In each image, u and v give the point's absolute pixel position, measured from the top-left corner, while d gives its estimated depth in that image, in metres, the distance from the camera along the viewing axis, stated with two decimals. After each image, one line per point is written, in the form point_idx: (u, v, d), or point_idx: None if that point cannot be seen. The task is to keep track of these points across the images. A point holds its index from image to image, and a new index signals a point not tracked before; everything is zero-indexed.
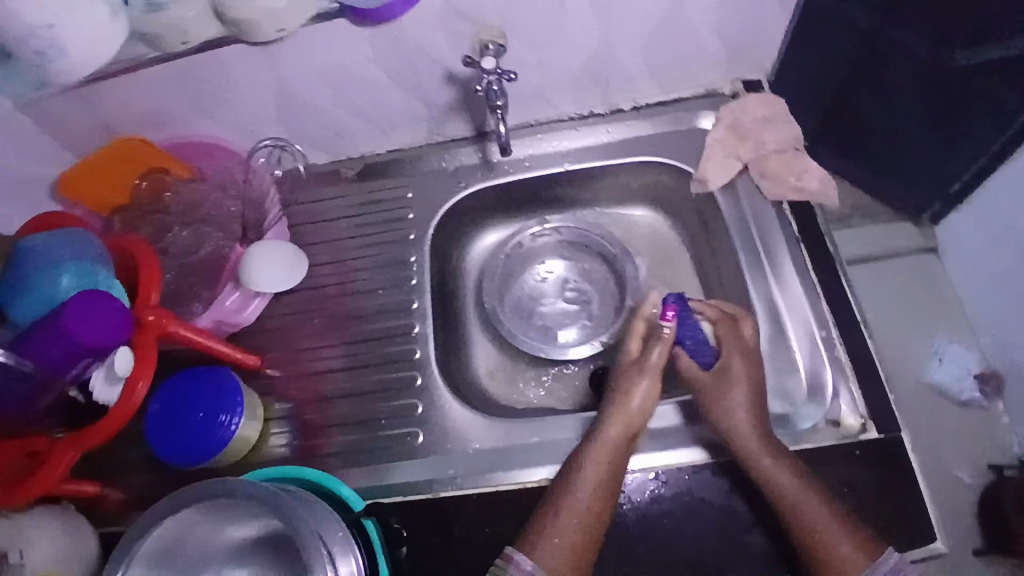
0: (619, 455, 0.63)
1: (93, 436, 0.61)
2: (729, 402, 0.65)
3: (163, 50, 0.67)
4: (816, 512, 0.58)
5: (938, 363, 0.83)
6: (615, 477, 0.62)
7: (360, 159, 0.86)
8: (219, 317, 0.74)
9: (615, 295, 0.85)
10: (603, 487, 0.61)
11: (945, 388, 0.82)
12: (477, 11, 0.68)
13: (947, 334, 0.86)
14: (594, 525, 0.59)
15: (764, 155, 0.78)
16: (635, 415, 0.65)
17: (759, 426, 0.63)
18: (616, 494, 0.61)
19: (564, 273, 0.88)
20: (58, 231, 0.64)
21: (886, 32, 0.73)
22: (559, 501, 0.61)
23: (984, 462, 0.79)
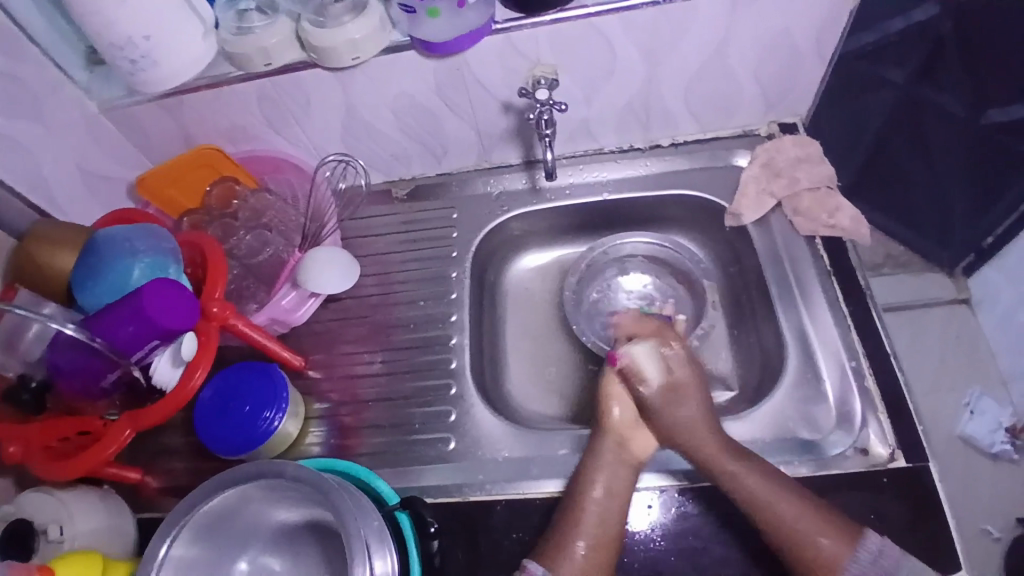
0: (614, 479, 0.65)
1: (151, 416, 0.65)
2: (674, 411, 0.70)
3: (245, 71, 0.73)
4: (785, 508, 0.62)
5: (971, 416, 0.92)
6: (621, 498, 0.65)
7: (411, 181, 0.92)
8: (274, 315, 0.78)
9: (681, 290, 0.90)
10: (605, 511, 0.63)
11: (976, 441, 0.91)
12: (532, 49, 0.74)
13: (980, 387, 0.94)
14: (611, 532, 0.63)
15: (797, 193, 0.81)
16: (627, 432, 0.70)
17: (720, 436, 0.67)
18: (622, 513, 0.64)
19: (630, 282, 0.91)
20: (134, 226, 0.70)
21: (922, 91, 0.82)
22: (571, 518, 0.63)
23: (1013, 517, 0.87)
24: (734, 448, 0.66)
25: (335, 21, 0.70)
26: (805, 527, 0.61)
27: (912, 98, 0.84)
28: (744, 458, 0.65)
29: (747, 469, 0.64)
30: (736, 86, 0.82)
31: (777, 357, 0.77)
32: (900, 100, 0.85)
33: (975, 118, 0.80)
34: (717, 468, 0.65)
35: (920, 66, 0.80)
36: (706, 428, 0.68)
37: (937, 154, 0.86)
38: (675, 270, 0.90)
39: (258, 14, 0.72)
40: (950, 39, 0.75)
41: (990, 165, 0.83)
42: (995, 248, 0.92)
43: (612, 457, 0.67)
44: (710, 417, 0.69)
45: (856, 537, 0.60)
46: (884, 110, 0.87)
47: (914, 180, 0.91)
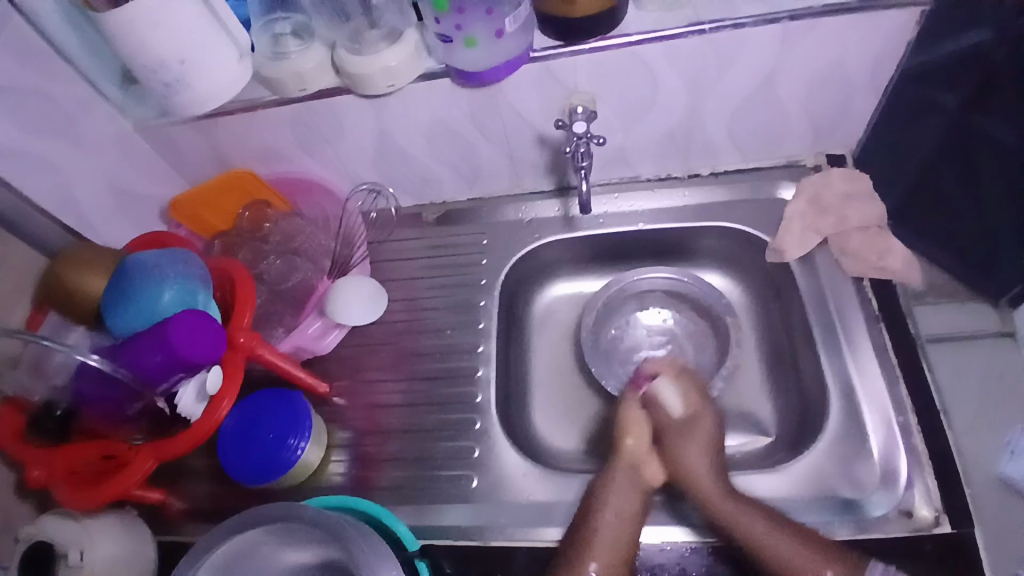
0: (620, 526, 0.64)
1: (175, 446, 0.65)
2: (681, 454, 0.70)
3: (279, 95, 0.73)
4: (773, 537, 0.61)
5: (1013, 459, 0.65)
6: (634, 515, 0.65)
7: (441, 205, 0.90)
8: (300, 343, 0.77)
9: (706, 326, 0.86)
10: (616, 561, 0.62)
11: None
12: (571, 79, 0.72)
13: None
14: (626, 545, 0.63)
15: (844, 232, 0.77)
16: (642, 460, 0.71)
17: (718, 478, 0.67)
18: (635, 533, 0.64)
19: (650, 318, 0.88)
20: (163, 250, 0.70)
21: (975, 124, 0.65)
22: (581, 540, 0.64)
23: None
24: (723, 486, 0.67)
25: (371, 48, 0.68)
26: (798, 556, 0.60)
27: (966, 130, 0.67)
28: (742, 497, 0.65)
29: (743, 511, 0.63)
30: (783, 119, 0.78)
31: (817, 405, 0.74)
32: (950, 136, 0.69)
33: None
34: (715, 513, 0.65)
35: (970, 93, 0.65)
36: (707, 473, 0.68)
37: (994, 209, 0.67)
38: (696, 306, 0.86)
39: (294, 38, 0.72)
40: (1003, 65, 0.60)
41: None
42: None
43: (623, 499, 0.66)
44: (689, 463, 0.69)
45: (861, 565, 0.59)
46: (932, 144, 0.71)
47: (966, 230, 0.72)
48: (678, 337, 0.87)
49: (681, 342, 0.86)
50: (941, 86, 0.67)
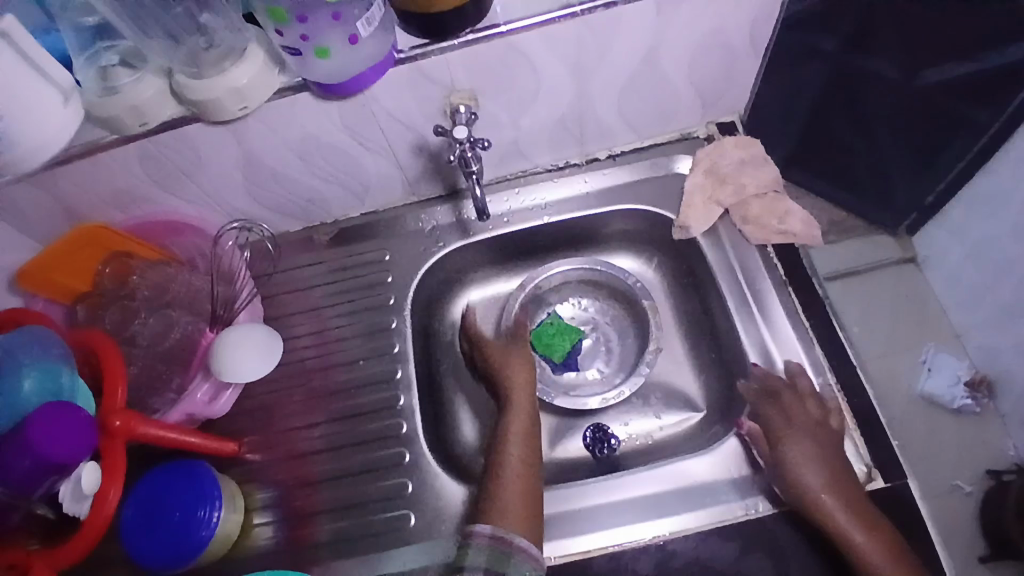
0: (523, 421, 0.70)
1: (63, 556, 0.57)
2: (816, 491, 0.61)
3: (121, 133, 0.64)
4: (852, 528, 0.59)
5: (929, 373, 0.92)
6: (533, 441, 0.69)
7: (334, 224, 0.84)
8: (192, 410, 0.70)
9: (627, 311, 0.85)
10: (525, 456, 0.67)
11: (936, 396, 0.91)
12: (447, 76, 0.67)
13: (934, 343, 0.95)
14: (530, 471, 0.66)
15: (744, 200, 0.77)
16: (512, 376, 0.74)
17: (845, 501, 0.61)
18: (536, 456, 0.67)
19: (565, 311, 0.86)
20: (14, 332, 0.61)
21: (853, 60, 0.79)
22: (493, 484, 0.64)
23: (983, 468, 0.88)
24: (850, 509, 0.60)
25: (214, 69, 0.61)
26: None
27: (843, 68, 0.81)
28: (864, 519, 0.60)
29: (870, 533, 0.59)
30: (670, 90, 0.76)
31: (742, 376, 0.74)
32: (832, 78, 0.83)
33: (909, 81, 0.79)
34: (840, 531, 0.59)
35: (850, 34, 0.76)
36: (831, 494, 0.61)
37: (880, 128, 0.87)
38: (613, 289, 0.84)
39: (126, 68, 0.62)
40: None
41: (924, 136, 0.85)
42: (938, 204, 0.92)
43: (528, 407, 0.71)
44: (833, 475, 0.62)
45: None
46: (816, 85, 0.84)
47: (856, 154, 0.91)
48: (601, 324, 0.85)
49: (604, 330, 0.85)
50: (820, 36, 0.77)
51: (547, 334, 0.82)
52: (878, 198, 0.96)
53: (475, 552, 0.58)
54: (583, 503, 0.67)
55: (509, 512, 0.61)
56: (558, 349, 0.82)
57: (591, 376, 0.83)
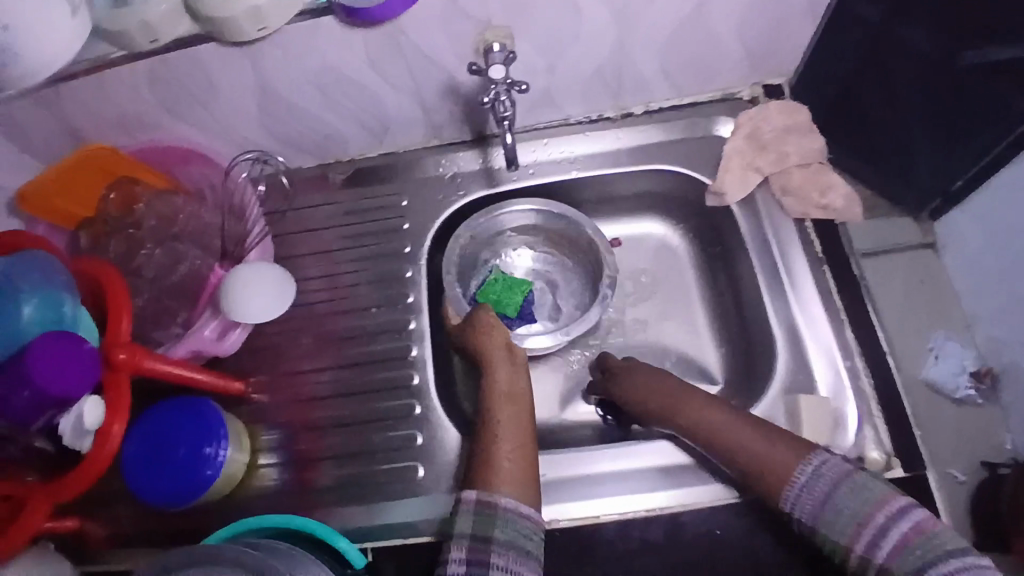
0: (513, 381, 0.65)
1: (66, 488, 0.56)
2: (672, 408, 0.65)
3: (129, 49, 0.59)
4: (746, 436, 0.60)
5: (934, 360, 0.69)
6: (522, 401, 0.64)
7: (349, 163, 0.80)
8: (198, 347, 0.67)
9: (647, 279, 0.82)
10: (513, 419, 0.62)
11: (938, 385, 0.68)
12: (482, 10, 0.62)
13: (944, 329, 0.71)
14: (522, 433, 0.61)
15: (785, 169, 0.74)
16: (495, 336, 0.68)
17: (695, 402, 0.65)
18: (530, 416, 0.63)
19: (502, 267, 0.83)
20: (14, 256, 0.57)
21: (895, 30, 0.64)
22: (484, 446, 0.60)
23: (975, 458, 0.65)
24: (703, 401, 0.65)
25: None
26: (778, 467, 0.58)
27: (883, 35, 0.66)
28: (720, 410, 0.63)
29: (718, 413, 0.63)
30: (718, 45, 0.71)
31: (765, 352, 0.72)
32: (864, 48, 0.68)
33: (950, 63, 0.62)
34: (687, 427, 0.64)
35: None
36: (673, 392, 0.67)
37: (914, 117, 0.69)
38: (558, 236, 0.80)
39: None
40: None
41: (954, 123, 0.65)
42: (966, 189, 0.68)
43: (518, 377, 0.66)
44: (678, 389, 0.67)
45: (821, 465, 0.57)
46: (850, 53, 0.70)
47: (886, 136, 0.73)
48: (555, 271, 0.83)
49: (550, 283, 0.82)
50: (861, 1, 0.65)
51: (496, 290, 0.77)
52: (902, 182, 0.74)
53: (463, 519, 0.54)
54: (590, 469, 0.67)
55: (499, 477, 0.56)
56: (509, 304, 0.77)
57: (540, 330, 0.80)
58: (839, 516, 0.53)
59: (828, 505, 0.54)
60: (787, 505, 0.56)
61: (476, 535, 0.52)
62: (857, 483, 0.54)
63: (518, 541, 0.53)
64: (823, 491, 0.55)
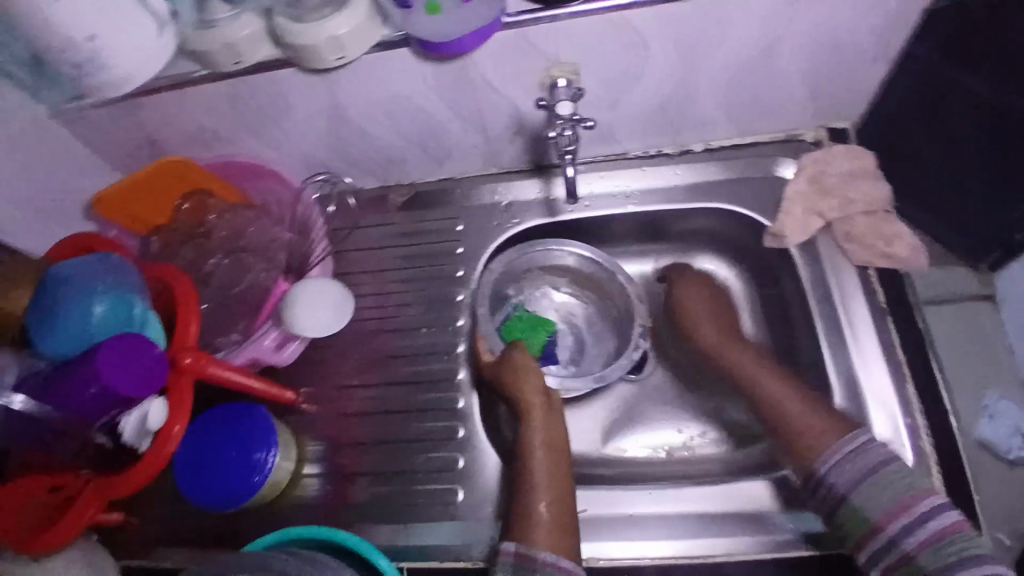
0: (551, 429, 0.65)
1: (120, 485, 0.58)
2: (693, 325, 0.76)
3: (214, 70, 0.62)
4: (772, 385, 0.68)
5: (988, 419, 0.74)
6: (558, 447, 0.64)
7: (410, 186, 0.82)
8: (257, 355, 0.70)
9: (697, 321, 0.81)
10: (553, 469, 0.62)
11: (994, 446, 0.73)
12: (552, 47, 0.63)
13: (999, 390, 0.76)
14: (560, 482, 0.62)
15: (850, 215, 0.72)
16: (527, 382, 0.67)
17: (718, 326, 0.75)
18: (568, 462, 0.64)
19: (544, 298, 0.84)
20: (90, 257, 0.60)
21: (954, 75, 0.64)
22: (525, 492, 0.61)
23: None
24: (723, 329, 0.75)
25: (314, 14, 0.57)
26: (793, 405, 0.65)
27: (933, 78, 0.66)
28: (733, 337, 0.74)
29: (723, 338, 0.74)
30: (784, 87, 0.71)
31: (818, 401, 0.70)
32: (921, 90, 0.68)
33: (1001, 102, 0.62)
34: (721, 355, 0.73)
35: (946, 43, 0.62)
36: (708, 325, 0.75)
37: (963, 165, 0.70)
38: (601, 288, 0.81)
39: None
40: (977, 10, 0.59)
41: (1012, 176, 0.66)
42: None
43: (556, 421, 0.66)
44: (714, 310, 0.77)
45: (844, 433, 0.61)
46: (899, 95, 0.70)
47: (929, 171, 0.73)
48: (585, 322, 0.83)
49: (578, 324, 0.83)
50: (907, 37, 0.64)
51: (519, 329, 0.78)
52: (954, 223, 0.76)
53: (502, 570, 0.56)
54: (632, 510, 0.67)
55: (538, 529, 0.57)
56: (532, 344, 0.77)
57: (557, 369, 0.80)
58: (885, 492, 0.56)
59: (862, 485, 0.57)
60: (819, 466, 0.60)
61: None
62: (892, 473, 0.57)
63: None
64: (860, 467, 0.58)
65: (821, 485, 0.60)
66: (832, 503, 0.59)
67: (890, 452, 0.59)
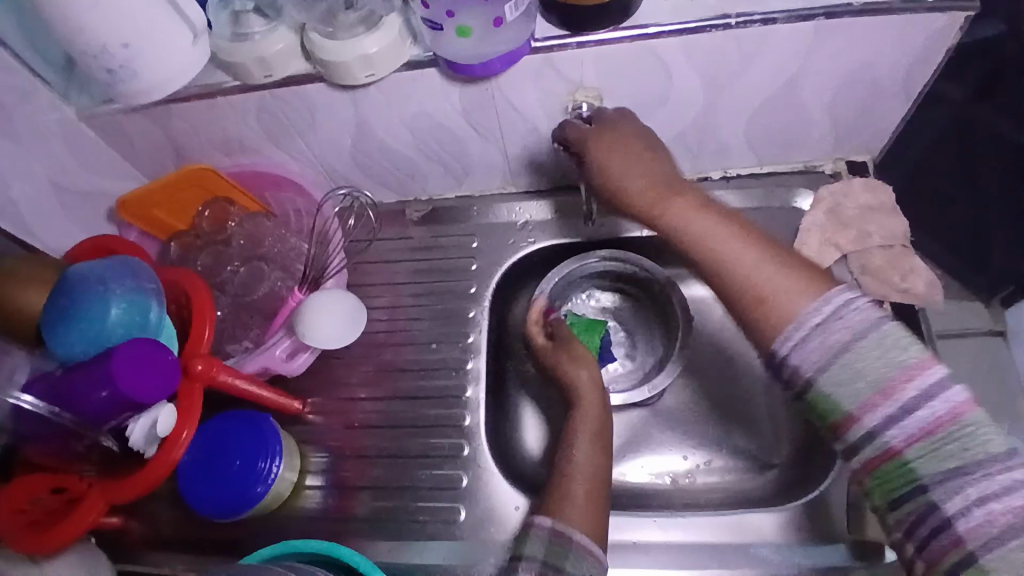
0: (594, 419, 0.65)
1: (126, 488, 0.59)
2: (674, 217, 0.57)
3: (243, 81, 0.63)
4: (732, 248, 0.54)
5: None
6: (603, 441, 0.63)
7: (427, 202, 0.82)
8: (267, 365, 0.69)
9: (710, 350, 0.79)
10: (593, 453, 0.62)
11: None
12: (577, 72, 0.63)
13: None
14: (599, 471, 0.61)
15: (867, 249, 0.72)
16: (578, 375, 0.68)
17: (655, 171, 0.61)
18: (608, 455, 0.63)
19: (587, 304, 0.82)
20: (109, 260, 0.61)
21: (978, 112, 0.71)
22: (562, 473, 0.60)
23: None
24: (666, 180, 0.60)
25: (347, 32, 0.59)
26: (761, 266, 0.52)
27: (963, 120, 0.73)
28: (683, 194, 0.59)
29: (690, 206, 0.57)
30: (805, 119, 0.71)
31: None
32: (949, 133, 0.74)
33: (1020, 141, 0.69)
34: (642, 205, 0.60)
35: (978, 83, 0.70)
36: (637, 164, 0.61)
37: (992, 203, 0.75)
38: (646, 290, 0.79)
39: (259, 15, 0.61)
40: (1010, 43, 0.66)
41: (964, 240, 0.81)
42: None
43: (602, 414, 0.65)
44: (632, 150, 0.62)
45: (821, 287, 0.49)
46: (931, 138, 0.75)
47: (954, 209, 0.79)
48: (628, 324, 0.81)
49: (626, 325, 0.81)
50: (944, 79, 0.71)
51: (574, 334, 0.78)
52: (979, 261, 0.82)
53: (534, 543, 0.54)
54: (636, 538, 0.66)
55: (571, 506, 0.56)
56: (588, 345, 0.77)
57: (619, 369, 0.80)
58: (860, 372, 0.44)
59: (838, 360, 0.45)
60: (780, 346, 0.48)
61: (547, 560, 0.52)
62: (886, 335, 0.44)
63: None
64: (828, 345, 0.45)
65: (784, 369, 0.48)
66: (800, 386, 0.47)
67: (873, 314, 0.45)
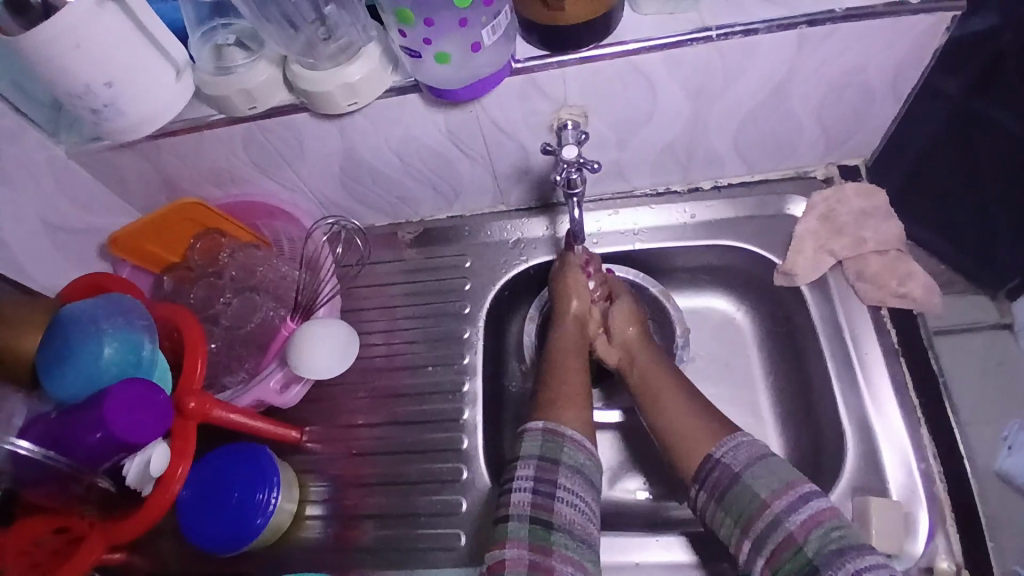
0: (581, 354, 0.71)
1: (123, 530, 0.58)
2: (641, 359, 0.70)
3: (229, 114, 0.63)
4: (679, 402, 0.65)
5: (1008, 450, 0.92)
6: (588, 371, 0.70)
7: (419, 223, 0.82)
8: (261, 397, 0.69)
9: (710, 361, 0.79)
10: (584, 383, 0.68)
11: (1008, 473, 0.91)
12: (561, 91, 0.63)
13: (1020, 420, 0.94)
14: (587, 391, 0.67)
15: (862, 254, 0.71)
16: (584, 315, 0.74)
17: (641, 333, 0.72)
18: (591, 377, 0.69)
19: None
20: (100, 298, 0.61)
21: (977, 106, 0.78)
22: (555, 385, 0.67)
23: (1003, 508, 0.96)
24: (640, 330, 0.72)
25: (329, 62, 0.59)
26: (694, 419, 0.63)
27: (962, 112, 0.80)
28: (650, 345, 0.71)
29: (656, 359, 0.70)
30: (794, 127, 0.70)
31: (832, 444, 0.69)
32: (951, 130, 0.82)
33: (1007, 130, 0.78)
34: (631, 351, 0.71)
35: (974, 78, 0.76)
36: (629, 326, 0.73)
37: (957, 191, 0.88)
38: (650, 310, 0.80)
39: (240, 48, 0.61)
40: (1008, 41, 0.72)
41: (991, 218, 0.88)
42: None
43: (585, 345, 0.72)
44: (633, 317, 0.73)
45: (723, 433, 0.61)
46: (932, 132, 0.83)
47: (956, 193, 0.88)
48: None
49: None
50: (943, 78, 0.78)
51: None
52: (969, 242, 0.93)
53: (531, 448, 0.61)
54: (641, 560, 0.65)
55: (565, 415, 0.63)
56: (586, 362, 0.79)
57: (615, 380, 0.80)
58: (770, 475, 0.56)
59: (757, 463, 0.57)
60: (715, 452, 0.59)
61: (544, 454, 0.60)
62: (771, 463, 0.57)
63: (582, 467, 0.60)
64: (743, 455, 0.58)
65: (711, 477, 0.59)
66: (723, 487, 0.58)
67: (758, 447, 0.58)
